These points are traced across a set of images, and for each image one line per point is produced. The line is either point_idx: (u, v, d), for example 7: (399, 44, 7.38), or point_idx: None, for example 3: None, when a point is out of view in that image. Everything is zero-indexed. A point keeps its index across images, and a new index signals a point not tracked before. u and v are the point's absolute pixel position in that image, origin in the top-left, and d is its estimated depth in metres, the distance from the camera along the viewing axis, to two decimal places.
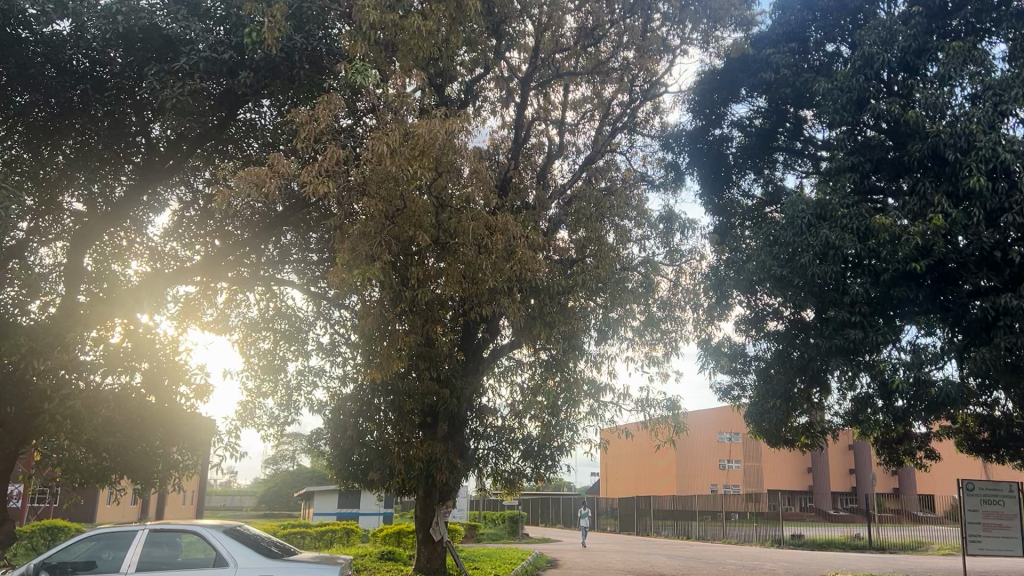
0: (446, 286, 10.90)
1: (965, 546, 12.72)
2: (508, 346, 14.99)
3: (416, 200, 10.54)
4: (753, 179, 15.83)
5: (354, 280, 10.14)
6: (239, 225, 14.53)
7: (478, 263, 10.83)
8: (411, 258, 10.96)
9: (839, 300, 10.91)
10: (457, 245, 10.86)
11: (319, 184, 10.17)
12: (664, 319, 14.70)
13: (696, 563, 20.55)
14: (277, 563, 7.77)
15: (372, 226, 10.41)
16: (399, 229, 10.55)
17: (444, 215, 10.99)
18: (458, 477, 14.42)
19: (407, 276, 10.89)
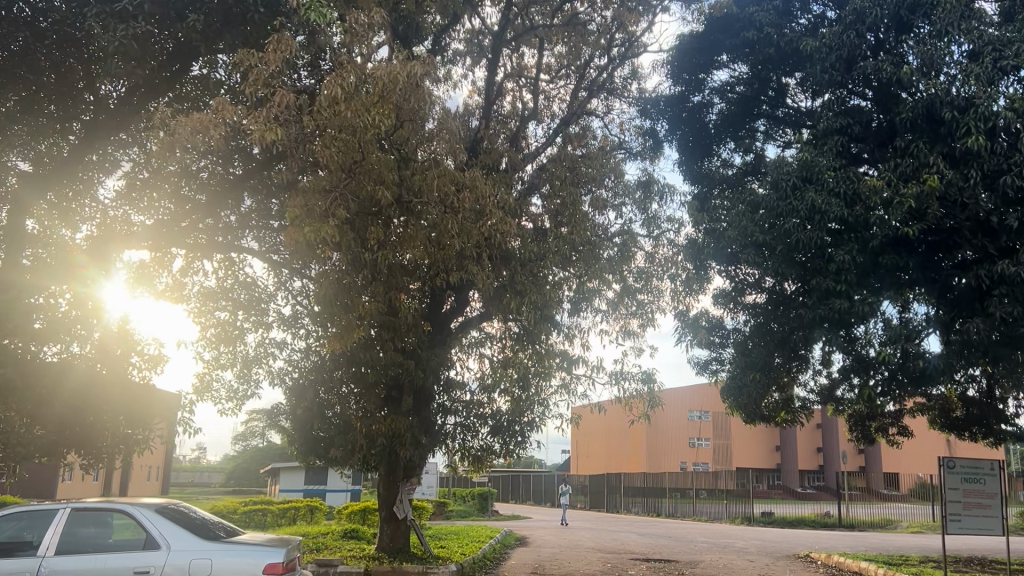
0: (411, 250, 10.23)
1: (945, 526, 12.37)
2: (477, 317, 14.36)
3: (375, 153, 9.81)
4: (733, 148, 15.07)
5: (310, 240, 9.41)
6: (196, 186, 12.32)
7: (448, 222, 10.31)
8: (373, 215, 10.18)
9: (824, 268, 10.39)
10: (423, 206, 10.26)
11: (267, 131, 9.42)
12: (640, 289, 14.45)
13: (667, 541, 20.24)
14: (215, 546, 7.14)
15: (332, 183, 9.73)
16: (360, 187, 9.84)
17: (412, 173, 10.34)
18: (424, 454, 13.75)
19: (368, 237, 10.13)
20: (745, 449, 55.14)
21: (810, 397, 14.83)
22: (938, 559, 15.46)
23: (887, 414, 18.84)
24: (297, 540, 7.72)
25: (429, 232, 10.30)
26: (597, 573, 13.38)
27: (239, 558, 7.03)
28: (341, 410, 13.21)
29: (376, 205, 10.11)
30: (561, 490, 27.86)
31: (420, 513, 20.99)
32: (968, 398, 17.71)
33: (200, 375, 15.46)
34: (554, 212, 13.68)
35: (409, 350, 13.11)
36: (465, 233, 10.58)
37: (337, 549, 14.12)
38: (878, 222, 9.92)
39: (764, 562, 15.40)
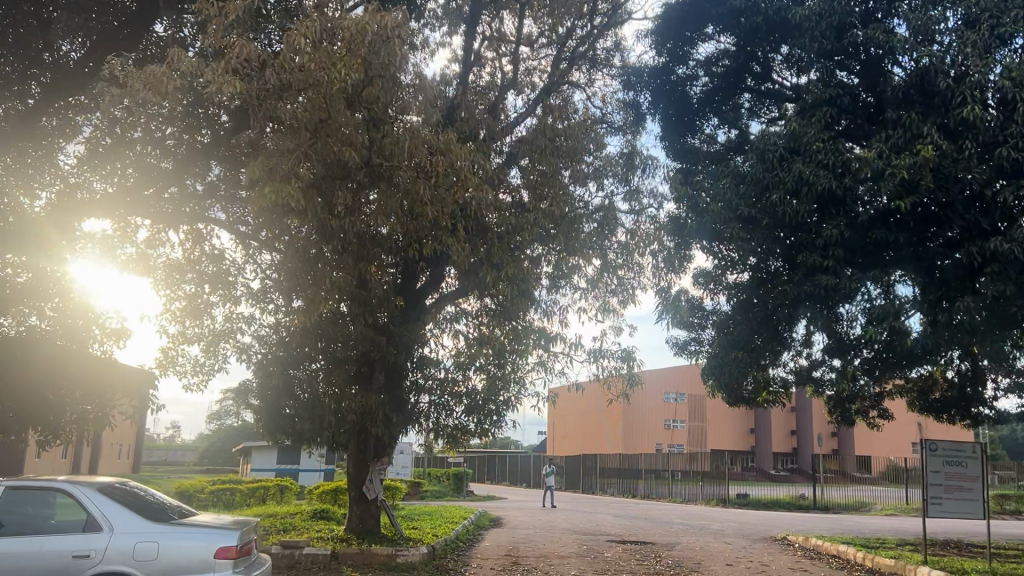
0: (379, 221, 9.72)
1: (926, 509, 12.16)
2: (453, 293, 13.88)
3: (343, 111, 9.34)
4: (717, 124, 14.61)
5: (271, 204, 8.88)
6: (162, 154, 10.96)
7: (418, 189, 9.81)
8: (339, 181, 9.62)
9: (811, 242, 10.03)
10: (394, 169, 9.77)
11: (224, 82, 8.86)
12: (621, 265, 14.07)
13: (643, 523, 20.00)
14: (163, 529, 6.70)
15: (296, 145, 9.20)
16: (328, 150, 9.33)
17: (381, 139, 9.82)
18: (396, 431, 13.43)
19: (336, 202, 9.62)
20: (721, 431, 55.35)
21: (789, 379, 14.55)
22: (915, 542, 15.35)
23: (867, 396, 18.69)
24: (253, 522, 7.34)
25: (399, 201, 9.84)
26: (572, 554, 13.08)
27: (187, 541, 6.62)
28: (308, 386, 12.74)
29: (343, 169, 9.59)
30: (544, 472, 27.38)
31: (392, 494, 20.61)
32: (947, 381, 17.58)
33: (165, 349, 14.92)
34: (533, 184, 13.22)
35: (380, 325, 12.65)
36: (436, 201, 10.10)
37: (304, 530, 13.63)
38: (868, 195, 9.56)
39: (741, 544, 15.16)
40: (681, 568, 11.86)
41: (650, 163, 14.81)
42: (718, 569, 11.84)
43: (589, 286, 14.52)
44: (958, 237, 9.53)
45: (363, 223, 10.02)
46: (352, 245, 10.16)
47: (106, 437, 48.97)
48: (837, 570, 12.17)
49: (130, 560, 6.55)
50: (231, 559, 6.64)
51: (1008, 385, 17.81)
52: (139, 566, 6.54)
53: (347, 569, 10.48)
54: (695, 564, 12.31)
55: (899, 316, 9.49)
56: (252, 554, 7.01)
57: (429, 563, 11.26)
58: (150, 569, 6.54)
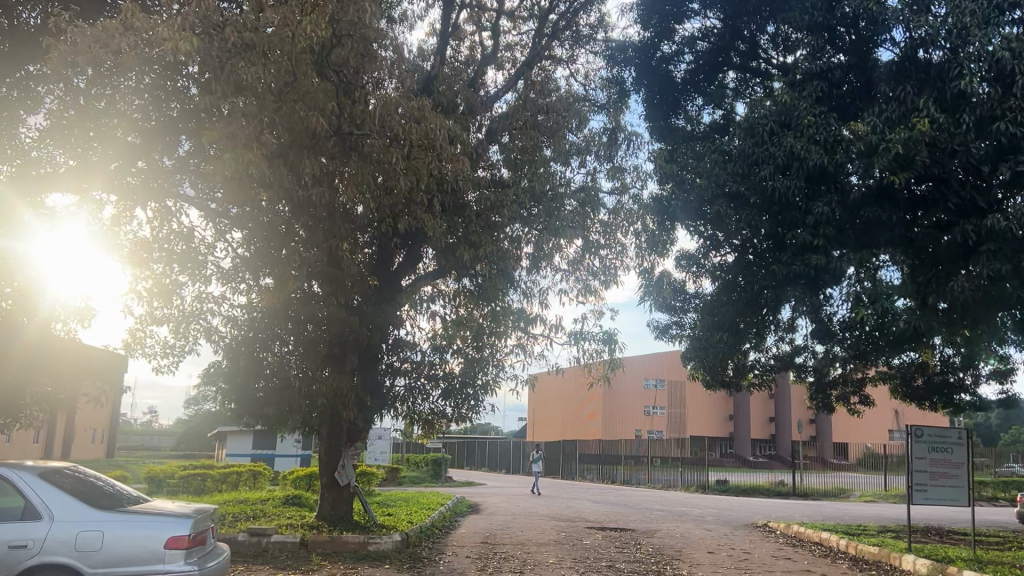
0: (351, 189, 9.41)
1: (911, 496, 11.93)
2: (430, 274, 13.37)
3: (308, 75, 9.02)
4: (701, 103, 14.22)
5: (234, 173, 8.42)
6: (126, 123, 9.97)
7: (390, 156, 9.53)
8: (306, 149, 9.21)
9: (801, 220, 9.72)
10: (363, 137, 9.58)
11: (179, 40, 8.24)
12: (603, 245, 13.71)
13: (623, 509, 19.75)
14: (108, 517, 6.29)
15: (263, 111, 8.73)
16: (295, 116, 8.90)
17: (352, 107, 9.58)
18: (369, 416, 13.05)
19: (305, 172, 9.12)
20: (700, 417, 55.39)
21: (763, 362, 14.41)
22: (898, 529, 15.14)
23: (849, 382, 18.49)
24: (209, 509, 6.97)
25: (371, 172, 9.51)
26: (550, 541, 12.72)
27: (134, 531, 6.22)
28: (278, 367, 12.31)
29: (311, 137, 9.17)
30: (532, 459, 26.15)
31: (368, 479, 20.22)
32: (929, 367, 17.42)
33: (134, 330, 14.41)
34: (512, 161, 12.81)
35: (352, 305, 12.25)
36: (409, 173, 9.77)
37: (274, 517, 13.15)
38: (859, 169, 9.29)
39: (722, 531, 14.89)
40: (662, 556, 11.55)
41: (633, 142, 14.42)
42: (700, 556, 11.53)
43: (570, 267, 14.16)
44: (949, 215, 9.24)
45: (332, 194, 9.59)
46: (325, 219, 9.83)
47: (78, 420, 48.26)
48: (821, 557, 11.90)
49: (72, 551, 6.14)
50: (183, 549, 6.26)
51: (990, 372, 17.67)
52: (81, 557, 6.12)
53: (315, 557, 10.06)
54: (676, 551, 12.00)
55: (892, 297, 9.14)
56: (207, 543, 6.64)
57: (402, 551, 10.86)
58: (93, 561, 6.13)
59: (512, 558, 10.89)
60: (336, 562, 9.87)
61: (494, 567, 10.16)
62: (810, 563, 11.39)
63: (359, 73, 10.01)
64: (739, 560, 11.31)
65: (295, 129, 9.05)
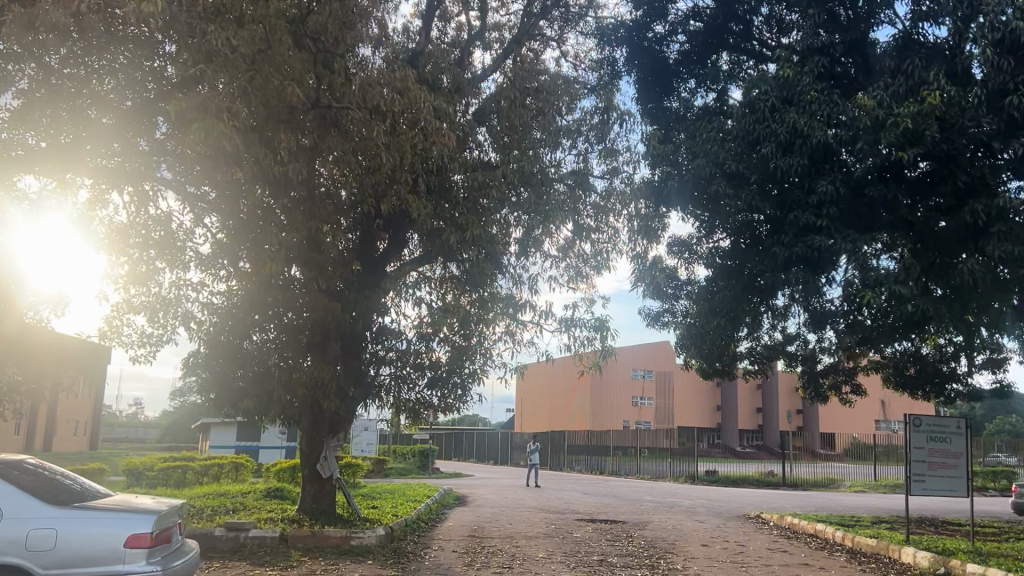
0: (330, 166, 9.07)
1: (909, 486, 11.62)
2: (414, 261, 12.85)
3: (281, 41, 8.77)
4: (695, 87, 13.79)
5: (205, 146, 8.07)
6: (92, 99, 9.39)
7: (369, 129, 9.30)
8: (282, 125, 9.02)
9: (805, 200, 9.36)
10: (344, 110, 9.24)
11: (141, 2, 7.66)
12: (594, 229, 13.30)
13: (612, 500, 19.43)
14: (61, 514, 5.87)
15: (236, 81, 8.36)
16: (270, 88, 8.60)
17: (332, 79, 9.37)
18: (351, 406, 12.60)
19: (279, 150, 8.98)
20: (687, 407, 55.31)
21: (751, 349, 14.22)
22: (892, 520, 14.87)
23: (841, 371, 18.19)
24: (177, 505, 6.57)
25: (349, 148, 9.29)
26: (539, 535, 12.35)
27: (89, 529, 5.81)
28: (259, 357, 11.86)
29: (286, 112, 9.00)
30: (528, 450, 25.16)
31: (353, 471, 19.80)
32: (922, 356, 17.16)
33: (110, 319, 13.94)
34: (501, 142, 12.37)
35: (334, 291, 11.80)
36: (391, 149, 9.59)
37: (254, 510, 12.73)
38: (864, 145, 8.88)
39: (715, 523, 14.57)
40: (655, 549, 11.18)
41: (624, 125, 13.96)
42: (693, 550, 11.17)
43: (560, 253, 13.77)
44: (950, 195, 8.97)
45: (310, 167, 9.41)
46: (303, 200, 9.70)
47: (60, 412, 47.61)
48: (817, 550, 11.57)
49: (23, 551, 5.71)
50: (144, 548, 5.86)
51: (982, 362, 17.39)
52: (33, 558, 5.70)
53: (295, 553, 9.64)
54: (670, 545, 11.65)
55: (900, 280, 8.75)
56: (172, 541, 6.25)
57: (386, 545, 10.48)
58: (46, 562, 5.71)
59: (500, 553, 10.50)
60: (316, 558, 9.45)
61: (481, 561, 9.76)
62: (806, 555, 11.07)
63: (339, 43, 9.59)
64: (734, 554, 10.95)
65: (271, 102, 8.83)
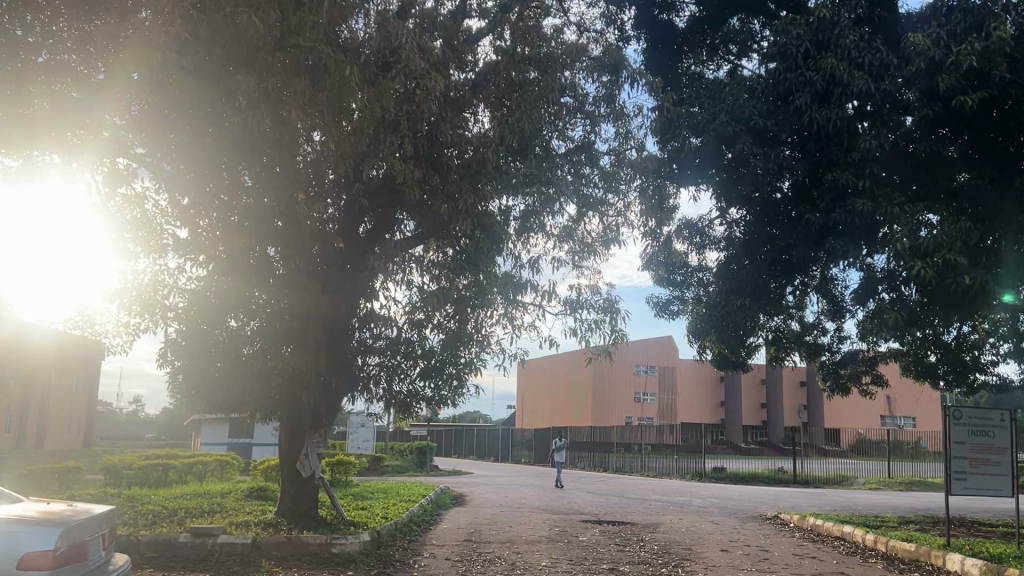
0: (295, 112, 8.62)
1: (949, 486, 10.55)
2: (410, 241, 11.38)
3: None
4: (705, 57, 12.52)
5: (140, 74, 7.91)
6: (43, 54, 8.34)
7: (339, 68, 8.87)
8: (243, 67, 8.50)
9: (844, 158, 8.57)
10: (303, 48, 8.76)
11: None
12: (594, 194, 12.04)
13: (618, 498, 18.36)
14: None
15: (177, 5, 8.03)
16: (228, 22, 8.23)
17: (301, 16, 8.69)
18: (337, 399, 11.54)
19: (237, 94, 8.37)
20: (692, 402, 54.26)
21: (771, 327, 13.12)
22: (923, 521, 13.77)
23: (862, 362, 17.03)
24: (98, 513, 5.51)
25: (322, 97, 8.82)
26: (542, 539, 11.28)
27: None
28: (228, 345, 10.93)
29: (247, 53, 8.50)
30: (556, 443, 23.64)
31: (346, 469, 18.70)
32: (944, 346, 15.99)
33: (80, 309, 12.90)
34: (497, 108, 10.95)
35: (315, 271, 10.83)
36: (373, 102, 9.23)
37: (234, 512, 11.75)
38: (918, 94, 8.35)
39: (731, 524, 13.52)
40: (670, 555, 10.12)
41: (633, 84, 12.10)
42: (713, 555, 10.11)
43: (563, 234, 12.74)
44: (995, 165, 8.44)
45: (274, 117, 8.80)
46: (269, 146, 8.87)
47: (52, 410, 46.65)
48: (849, 556, 10.49)
49: None
50: (44, 570, 4.81)
51: (1007, 349, 16.23)
52: None
53: (266, 563, 8.56)
54: (687, 549, 10.60)
55: (957, 247, 7.83)
56: (88, 559, 5.21)
57: (371, 553, 9.37)
58: None
59: (500, 560, 9.44)
60: (289, 568, 8.41)
61: (477, 571, 8.71)
62: (839, 562, 10.00)
63: None
64: (758, 560, 9.88)
65: (226, 40, 8.29)
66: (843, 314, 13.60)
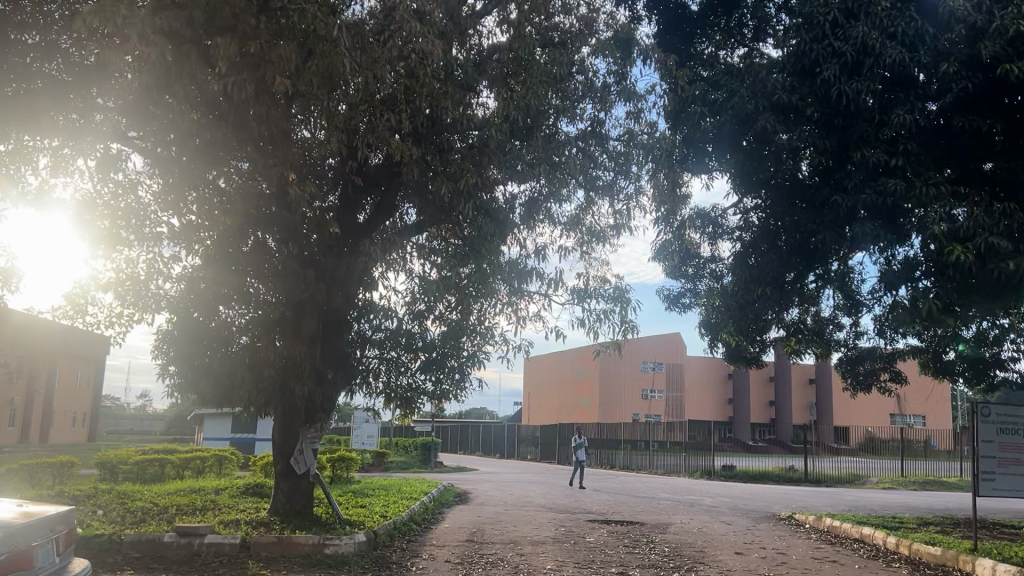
0: (278, 80, 8.03)
1: (976, 486, 10.01)
2: (412, 229, 10.95)
3: None
4: (713, 43, 11.70)
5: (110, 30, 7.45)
6: None
7: (327, 29, 8.22)
8: (225, 31, 8.01)
9: (874, 136, 8.36)
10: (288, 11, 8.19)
11: None
12: (600, 180, 11.56)
13: (626, 497, 17.86)
14: None
15: None
16: None
17: None
18: (332, 391, 11.03)
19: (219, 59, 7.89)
20: (700, 400, 53.57)
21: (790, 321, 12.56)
22: (943, 523, 13.23)
23: (880, 359, 16.43)
24: (51, 516, 5.02)
25: (309, 63, 8.23)
26: (547, 540, 10.77)
27: None
28: (220, 335, 10.51)
29: (227, 13, 8.08)
30: (573, 442, 23.25)
31: (347, 465, 18.24)
32: (965, 342, 15.39)
33: (71, 299, 12.47)
34: (503, 87, 10.41)
35: (308, 258, 10.47)
36: (364, 69, 8.66)
37: (226, 510, 11.31)
38: (956, 64, 8.19)
39: (744, 525, 12.97)
40: (680, 558, 9.62)
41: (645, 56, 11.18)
42: (727, 559, 9.61)
43: (570, 222, 12.28)
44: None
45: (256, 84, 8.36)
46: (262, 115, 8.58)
47: (57, 403, 46.48)
48: (871, 561, 9.97)
49: None
50: None
51: None
52: None
53: (254, 565, 8.09)
54: (699, 551, 10.09)
55: (997, 232, 7.69)
56: (36, 565, 4.71)
57: (367, 555, 8.89)
58: None
59: (502, 563, 8.94)
60: (277, 570, 7.94)
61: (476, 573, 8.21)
62: (860, 567, 9.48)
63: None
64: (775, 564, 9.38)
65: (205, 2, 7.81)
66: (861, 309, 13.06)
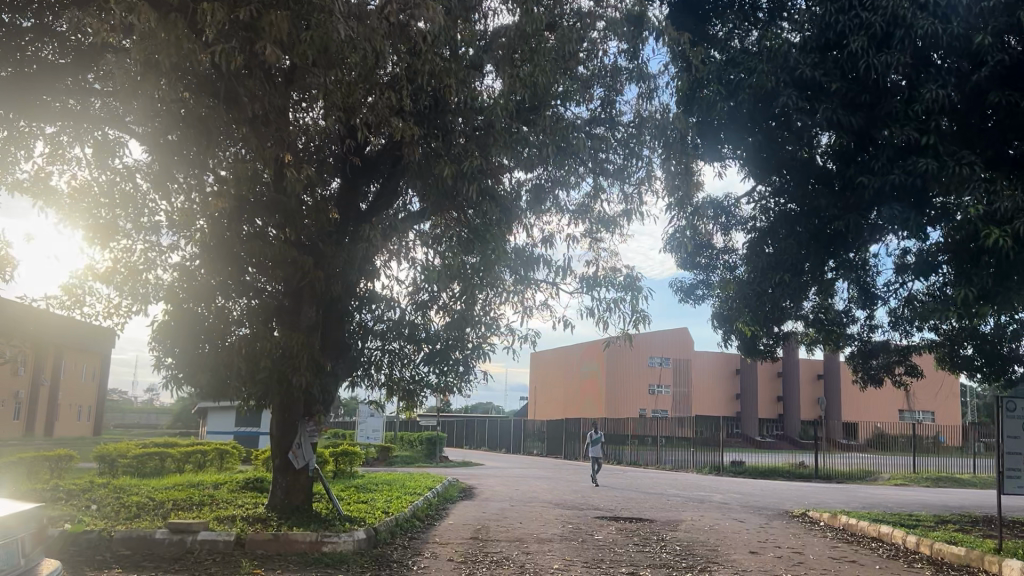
0: (270, 49, 7.68)
1: (1001, 484, 9.62)
2: (416, 216, 10.63)
3: None
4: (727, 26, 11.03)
5: None
6: None
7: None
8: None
9: (904, 112, 8.28)
10: None
11: None
12: (609, 166, 11.21)
13: (635, 493, 17.46)
14: None
15: None
16: None
17: None
18: (332, 383, 10.69)
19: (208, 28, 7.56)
20: (707, 395, 53.19)
21: (805, 312, 12.21)
22: (962, 522, 12.80)
23: (895, 352, 15.94)
24: (17, 516, 4.64)
25: (304, 35, 7.91)
26: (553, 538, 10.40)
27: None
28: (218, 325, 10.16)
29: None
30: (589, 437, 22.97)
31: (350, 460, 17.90)
32: (982, 336, 14.94)
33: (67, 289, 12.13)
34: (509, 67, 10.03)
35: (307, 247, 10.09)
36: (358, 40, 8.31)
37: (223, 505, 10.97)
38: (993, 35, 7.93)
39: (757, 523, 12.58)
40: (692, 557, 9.25)
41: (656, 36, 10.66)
42: (741, 558, 9.23)
43: (578, 210, 11.93)
44: None
45: (249, 57, 8.05)
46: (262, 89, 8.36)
47: (61, 397, 46.22)
48: (891, 561, 9.59)
49: None
50: None
51: None
52: None
53: (248, 564, 7.75)
54: (712, 549, 9.72)
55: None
56: None
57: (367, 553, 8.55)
58: None
59: (507, 561, 8.59)
60: (272, 569, 7.59)
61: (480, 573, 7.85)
62: (880, 568, 9.10)
63: None
64: (792, 564, 9.00)
65: None
66: (876, 302, 12.60)
